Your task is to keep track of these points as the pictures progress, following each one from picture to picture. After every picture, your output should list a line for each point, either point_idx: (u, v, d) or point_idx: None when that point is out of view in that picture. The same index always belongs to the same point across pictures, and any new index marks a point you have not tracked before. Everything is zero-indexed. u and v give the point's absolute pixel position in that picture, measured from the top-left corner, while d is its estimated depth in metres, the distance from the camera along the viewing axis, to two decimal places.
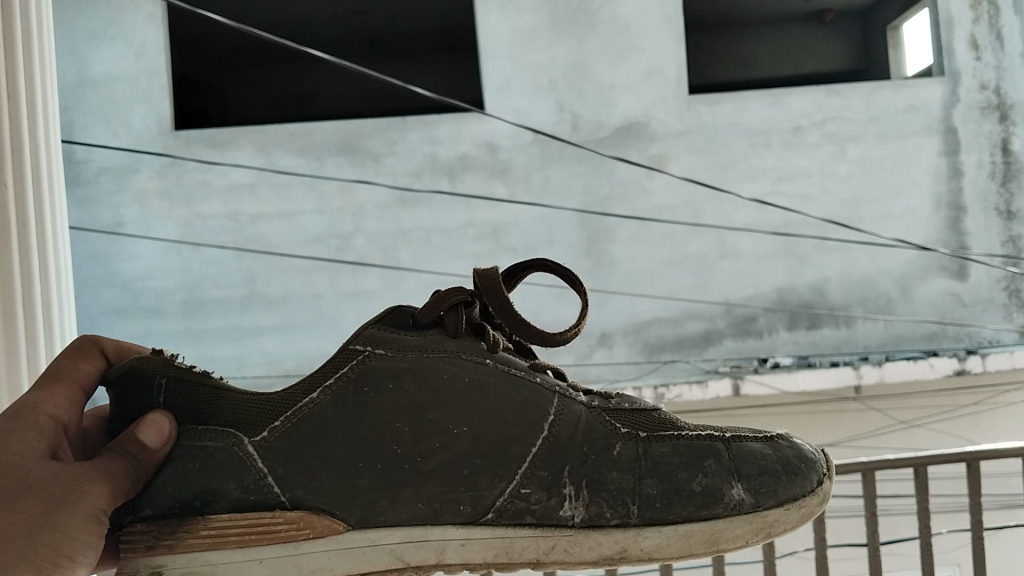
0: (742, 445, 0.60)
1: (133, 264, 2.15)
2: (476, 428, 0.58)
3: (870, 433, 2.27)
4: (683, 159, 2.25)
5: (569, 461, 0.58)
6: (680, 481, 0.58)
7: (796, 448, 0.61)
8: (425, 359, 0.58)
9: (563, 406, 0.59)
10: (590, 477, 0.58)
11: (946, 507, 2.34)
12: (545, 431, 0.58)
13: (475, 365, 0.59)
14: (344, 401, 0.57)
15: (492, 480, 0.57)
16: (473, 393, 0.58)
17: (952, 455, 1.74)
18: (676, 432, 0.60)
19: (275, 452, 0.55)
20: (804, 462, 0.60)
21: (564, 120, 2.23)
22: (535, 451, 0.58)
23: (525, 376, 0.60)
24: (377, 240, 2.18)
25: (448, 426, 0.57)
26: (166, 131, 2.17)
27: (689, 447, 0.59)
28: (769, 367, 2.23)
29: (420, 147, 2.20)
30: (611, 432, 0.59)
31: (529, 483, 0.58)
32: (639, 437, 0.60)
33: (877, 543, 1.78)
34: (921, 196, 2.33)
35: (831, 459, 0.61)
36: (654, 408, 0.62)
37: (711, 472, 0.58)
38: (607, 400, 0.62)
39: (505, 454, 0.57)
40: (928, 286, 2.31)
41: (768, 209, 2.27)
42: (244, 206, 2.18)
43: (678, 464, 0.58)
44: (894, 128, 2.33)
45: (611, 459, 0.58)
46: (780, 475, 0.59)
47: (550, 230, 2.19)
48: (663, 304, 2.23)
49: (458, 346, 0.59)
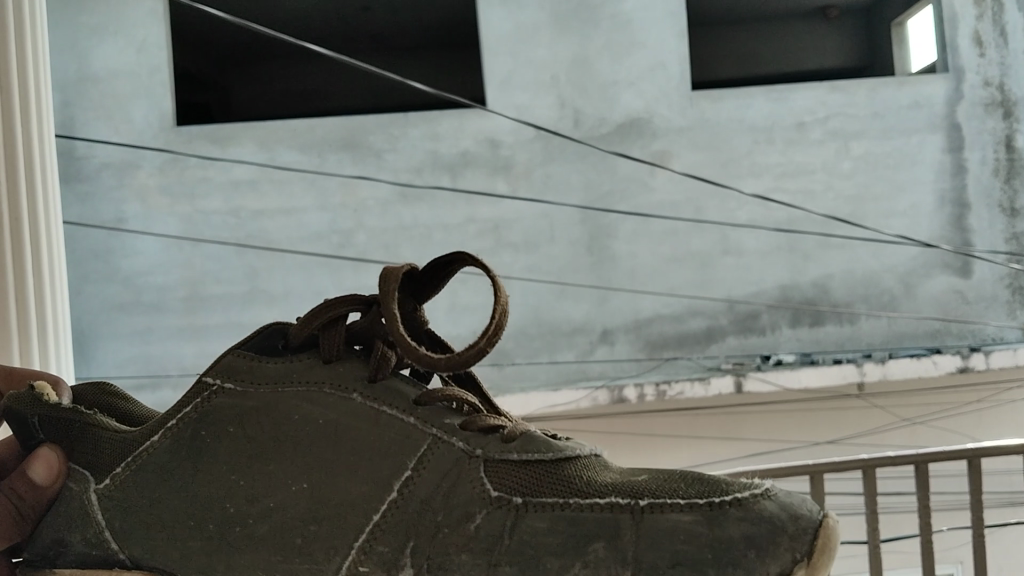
0: (663, 519, 0.38)
1: (134, 260, 2.13)
2: (317, 484, 0.42)
3: (873, 431, 2.23)
4: (686, 155, 2.24)
5: (417, 535, 0.41)
6: (547, 574, 0.38)
7: (768, 520, 0.37)
8: (272, 392, 0.44)
9: (427, 457, 0.42)
10: (439, 556, 0.40)
11: (947, 505, 2.33)
12: (394, 490, 0.41)
13: (336, 399, 0.44)
14: (184, 446, 0.44)
15: (328, 552, 0.42)
16: (320, 438, 0.43)
17: (954, 453, 1.74)
18: (572, 495, 0.39)
19: (116, 506, 0.44)
20: (761, 552, 0.36)
21: (566, 116, 2.20)
22: (378, 516, 0.41)
23: (394, 414, 0.43)
24: (379, 235, 2.15)
25: (283, 480, 0.43)
26: (167, 127, 2.13)
27: (578, 520, 0.39)
28: (771, 364, 2.21)
29: (422, 143, 2.17)
30: (476, 495, 0.40)
31: (367, 558, 0.41)
32: (514, 504, 0.40)
33: (877, 542, 1.77)
34: (924, 194, 2.32)
35: (822, 536, 0.36)
36: (574, 455, 0.41)
37: (596, 562, 0.38)
38: (505, 438, 0.42)
39: (345, 520, 0.42)
40: (932, 283, 2.32)
41: (771, 205, 2.26)
42: (245, 202, 2.16)
43: (552, 551, 0.39)
44: (898, 124, 2.31)
45: (464, 536, 0.40)
46: (708, 570, 0.37)
47: (551, 227, 2.18)
48: (665, 301, 2.21)
49: (328, 374, 0.44)
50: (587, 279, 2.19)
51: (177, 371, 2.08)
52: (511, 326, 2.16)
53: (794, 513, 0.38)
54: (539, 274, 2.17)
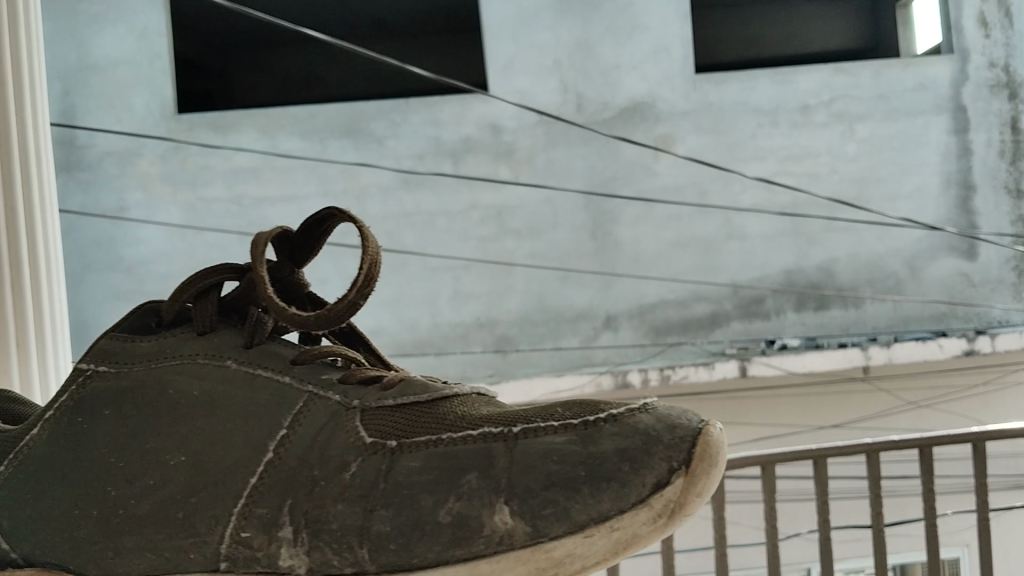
0: (536, 443, 0.41)
1: (137, 249, 2.12)
2: (195, 455, 0.44)
3: (878, 414, 2.25)
4: (690, 139, 2.22)
5: (294, 490, 0.42)
6: (422, 510, 0.40)
7: (635, 434, 0.40)
8: (158, 370, 0.47)
9: (306, 414, 0.44)
10: (318, 508, 0.41)
11: (952, 488, 2.33)
12: (271, 450, 0.43)
13: (208, 371, 0.47)
14: (63, 434, 0.47)
15: (210, 523, 0.43)
16: (194, 411, 0.45)
17: (959, 436, 1.72)
18: (448, 433, 0.42)
19: (8, 502, 0.47)
20: (627, 464, 0.39)
21: (569, 101, 2.18)
22: (256, 478, 0.43)
23: (270, 378, 0.46)
24: (382, 223, 2.14)
25: (168, 454, 0.45)
26: (167, 115, 2.12)
27: (452, 454, 0.41)
28: (776, 349, 2.21)
29: (424, 129, 2.17)
30: (351, 444, 0.43)
31: (248, 524, 0.42)
32: (388, 448, 0.42)
33: (880, 526, 1.76)
34: (930, 175, 2.29)
35: (691, 448, 0.38)
36: (447, 396, 0.44)
37: (470, 493, 0.40)
38: (382, 391, 0.45)
39: (223, 485, 0.43)
40: (938, 266, 2.30)
41: (775, 189, 2.24)
42: (246, 189, 2.13)
43: (424, 487, 0.41)
44: (904, 105, 2.28)
45: (342, 486, 0.41)
46: (577, 487, 0.39)
47: (554, 213, 2.18)
48: (670, 287, 2.19)
49: (200, 346, 0.48)
50: (590, 264, 2.17)
51: None
52: (515, 312, 2.16)
53: (667, 425, 0.40)
54: (542, 260, 2.17)
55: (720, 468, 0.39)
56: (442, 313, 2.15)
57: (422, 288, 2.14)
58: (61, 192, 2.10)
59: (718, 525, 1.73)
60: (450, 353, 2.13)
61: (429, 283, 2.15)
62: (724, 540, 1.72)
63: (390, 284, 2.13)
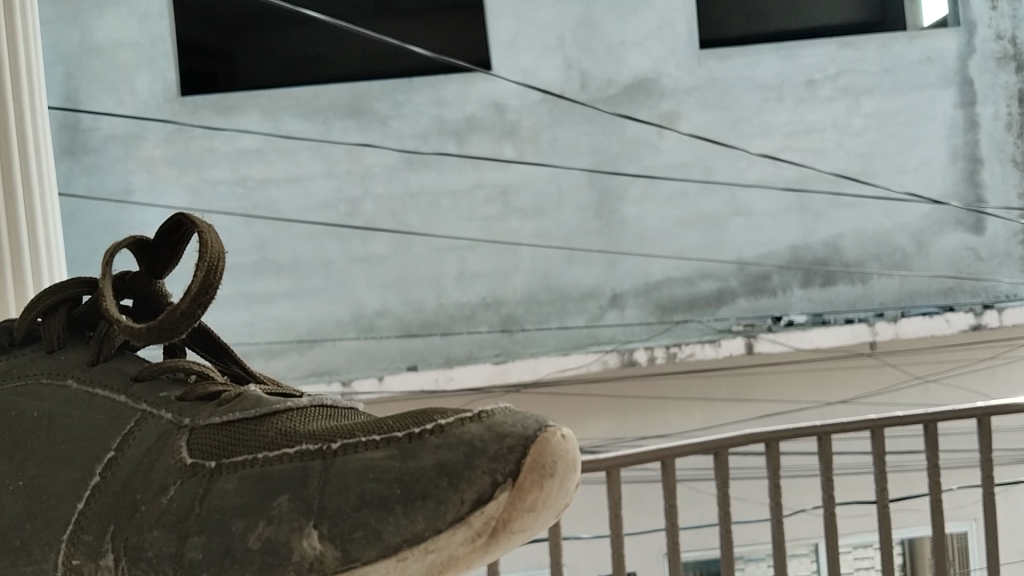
0: (352, 460, 0.41)
1: (145, 232, 2.13)
2: (30, 479, 0.48)
3: (884, 389, 2.23)
4: (694, 115, 2.21)
5: (116, 515, 0.45)
6: (230, 537, 0.41)
7: (456, 449, 0.39)
8: (9, 394, 0.51)
9: (132, 434, 0.47)
10: (136, 534, 0.43)
11: (957, 462, 2.33)
12: (98, 474, 0.46)
13: (50, 394, 0.50)
14: None
15: (46, 548, 0.47)
16: (31, 435, 0.49)
17: (964, 412, 1.73)
18: (264, 450, 0.43)
19: None
20: (445, 481, 0.38)
21: (573, 78, 2.17)
22: (82, 504, 0.46)
23: (109, 398, 0.49)
24: (388, 203, 2.15)
25: (9, 478, 0.48)
26: (171, 97, 2.11)
27: (263, 474, 0.42)
28: (783, 325, 2.20)
29: (428, 108, 2.16)
30: (171, 466, 0.44)
31: (77, 549, 0.46)
32: (206, 467, 0.43)
33: (885, 503, 1.76)
34: (937, 149, 2.28)
35: (513, 464, 0.38)
36: (277, 410, 0.44)
37: (279, 516, 0.40)
38: (213, 406, 0.46)
39: (54, 510, 0.47)
40: (946, 239, 2.28)
41: (781, 165, 2.23)
42: (251, 171, 2.13)
43: (234, 510, 0.41)
44: (911, 78, 2.26)
45: (159, 509, 0.43)
46: (386, 510, 0.39)
47: (559, 192, 2.17)
48: (675, 264, 2.20)
49: (48, 367, 0.52)
50: (596, 244, 2.18)
51: None
52: (521, 291, 2.16)
53: (496, 433, 0.39)
54: (547, 239, 2.17)
55: (552, 475, 0.38)
56: (447, 293, 2.15)
57: (428, 267, 2.14)
58: (65, 177, 2.09)
59: (722, 502, 1.74)
60: (456, 333, 2.13)
61: (436, 264, 2.15)
62: (728, 518, 1.74)
63: (396, 264, 2.14)
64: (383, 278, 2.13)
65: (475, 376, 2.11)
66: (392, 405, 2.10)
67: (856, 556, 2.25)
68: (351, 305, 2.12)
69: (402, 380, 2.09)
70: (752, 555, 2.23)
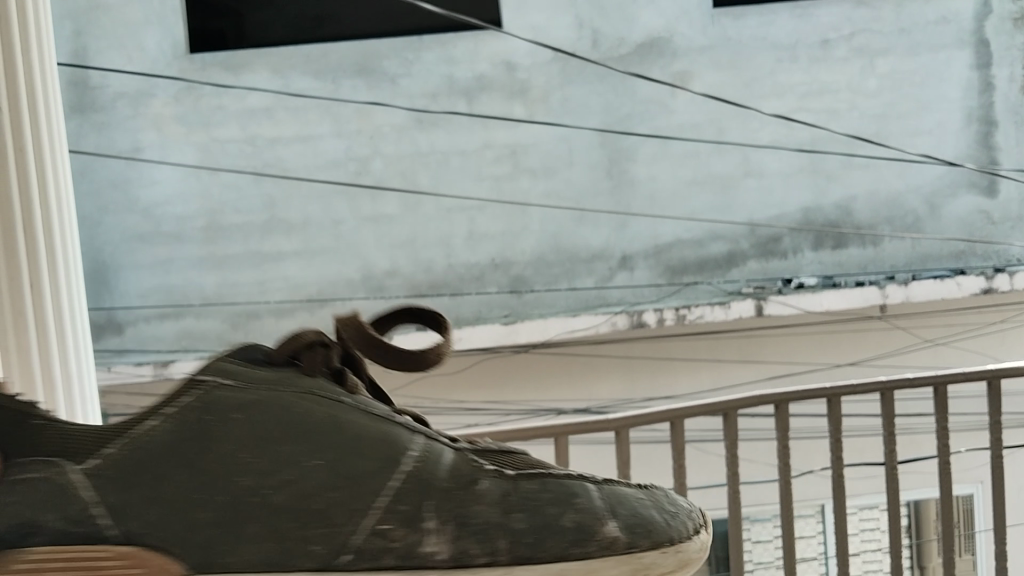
0: (608, 487, 0.64)
1: (153, 190, 2.11)
2: (332, 462, 0.58)
3: (893, 351, 2.23)
4: (707, 76, 2.18)
5: (435, 496, 0.59)
6: (552, 516, 0.60)
7: (665, 497, 0.66)
8: (289, 395, 0.60)
9: (428, 447, 0.61)
10: (465, 506, 0.59)
11: (967, 425, 2.33)
12: (411, 465, 0.60)
13: (338, 403, 0.61)
14: (185, 425, 0.57)
15: (348, 516, 0.57)
16: (330, 430, 0.59)
17: (972, 373, 1.73)
18: (546, 470, 0.63)
19: (105, 480, 0.55)
20: (674, 512, 0.64)
21: (585, 37, 2.16)
22: (397, 484, 0.59)
23: (393, 418, 0.63)
24: (397, 162, 2.12)
25: (307, 459, 0.58)
26: (180, 55, 2.09)
27: (561, 485, 0.62)
28: (793, 288, 2.19)
29: (438, 67, 2.12)
30: (476, 468, 0.61)
31: (388, 518, 0.57)
32: (505, 474, 0.62)
33: (894, 463, 1.77)
34: (951, 111, 2.25)
35: (701, 511, 0.66)
36: (526, 456, 0.66)
37: (583, 512, 0.61)
38: (474, 446, 0.65)
39: (362, 488, 0.58)
40: (958, 203, 2.25)
41: (794, 125, 2.20)
42: (261, 129, 2.12)
43: (547, 499, 0.61)
44: (926, 39, 2.23)
45: (480, 495, 0.60)
46: (652, 521, 0.62)
47: (570, 151, 2.15)
48: (686, 226, 2.19)
49: (318, 381, 0.63)
50: (606, 204, 2.17)
51: (200, 299, 2.11)
52: (531, 252, 2.15)
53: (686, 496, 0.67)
54: (557, 199, 2.15)
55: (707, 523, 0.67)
56: (457, 254, 2.14)
57: (437, 227, 2.13)
58: (75, 134, 2.07)
59: (730, 461, 1.75)
60: (465, 294, 2.13)
61: (446, 223, 2.13)
62: (737, 477, 1.74)
63: (406, 223, 2.13)
64: (392, 237, 2.13)
65: (485, 338, 2.12)
66: (402, 366, 2.14)
67: (861, 517, 2.26)
68: (361, 265, 2.12)
69: (407, 339, 2.12)
70: (758, 515, 2.24)
